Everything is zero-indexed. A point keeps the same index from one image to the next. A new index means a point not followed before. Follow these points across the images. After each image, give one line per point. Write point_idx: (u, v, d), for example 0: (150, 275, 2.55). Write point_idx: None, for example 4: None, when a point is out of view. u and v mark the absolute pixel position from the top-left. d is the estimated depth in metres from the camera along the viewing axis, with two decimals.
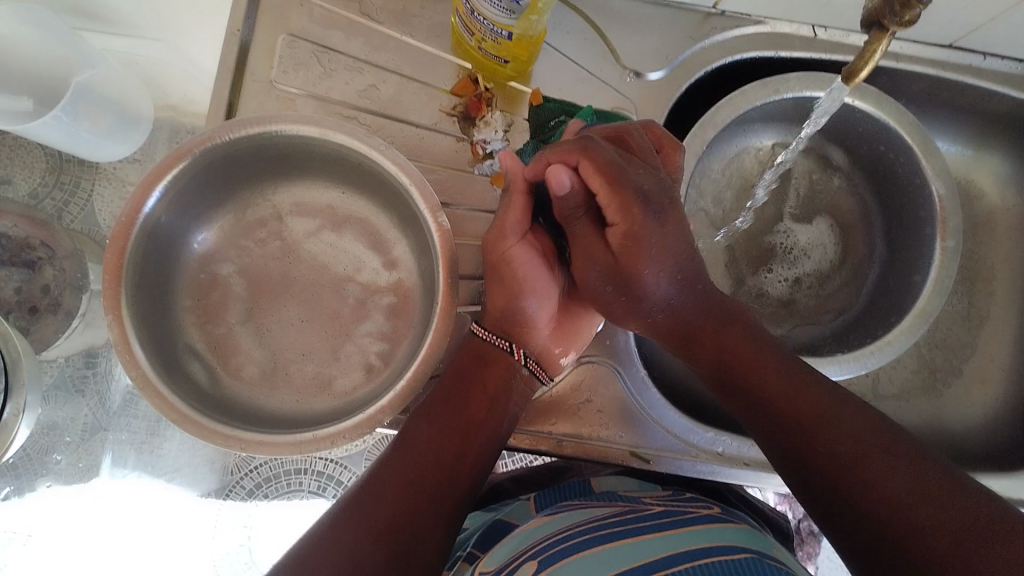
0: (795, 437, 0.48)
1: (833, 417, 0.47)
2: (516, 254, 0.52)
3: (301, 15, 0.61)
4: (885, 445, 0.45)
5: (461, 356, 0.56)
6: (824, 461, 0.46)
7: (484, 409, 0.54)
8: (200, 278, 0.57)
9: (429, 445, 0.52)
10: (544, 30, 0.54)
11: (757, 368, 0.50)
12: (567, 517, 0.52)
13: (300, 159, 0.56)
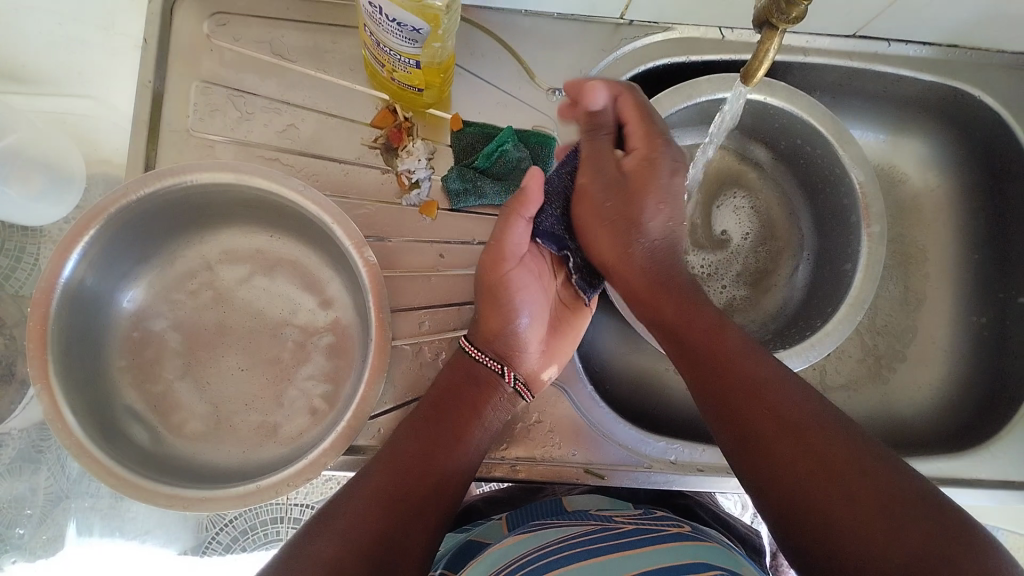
0: (732, 396, 0.47)
1: (777, 384, 0.47)
2: (514, 277, 0.55)
3: (213, 61, 0.61)
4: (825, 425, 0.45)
5: (446, 376, 0.56)
6: (765, 421, 0.46)
7: (469, 425, 0.54)
8: (133, 336, 0.56)
9: (418, 456, 0.52)
10: (451, 54, 0.55)
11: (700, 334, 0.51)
12: (539, 537, 0.52)
13: (223, 208, 0.56)
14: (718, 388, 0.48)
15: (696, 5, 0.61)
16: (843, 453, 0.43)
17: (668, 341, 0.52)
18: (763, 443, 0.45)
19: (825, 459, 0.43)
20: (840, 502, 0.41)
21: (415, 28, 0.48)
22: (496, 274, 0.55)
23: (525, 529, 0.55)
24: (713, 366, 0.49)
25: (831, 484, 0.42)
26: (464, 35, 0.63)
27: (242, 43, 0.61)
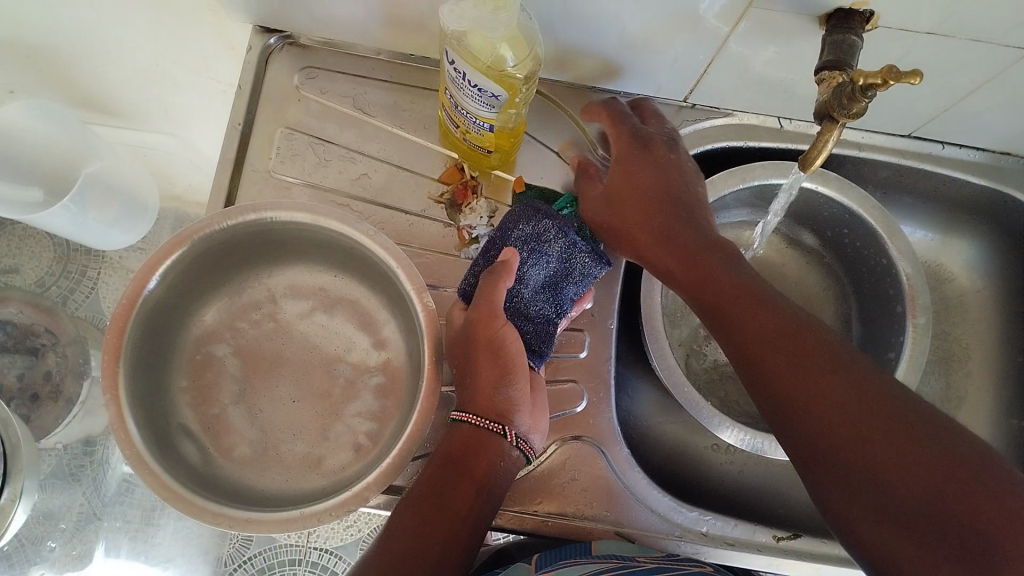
0: (758, 373, 0.48)
1: (769, 328, 0.48)
2: (505, 334, 0.55)
3: (298, 110, 0.65)
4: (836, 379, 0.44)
5: (454, 440, 0.54)
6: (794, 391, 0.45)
7: (472, 496, 0.52)
8: (197, 357, 0.59)
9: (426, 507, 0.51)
10: (523, 120, 0.58)
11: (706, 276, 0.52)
12: (569, 571, 0.53)
13: (296, 245, 0.59)
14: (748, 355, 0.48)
15: (757, 95, 0.64)
16: (882, 393, 0.43)
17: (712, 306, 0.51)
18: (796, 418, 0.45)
19: (887, 415, 0.42)
20: (903, 480, 0.40)
21: (492, 94, 0.51)
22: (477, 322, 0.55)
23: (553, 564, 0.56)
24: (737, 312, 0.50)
25: (886, 446, 0.41)
26: (536, 107, 0.67)
27: (327, 95, 0.65)
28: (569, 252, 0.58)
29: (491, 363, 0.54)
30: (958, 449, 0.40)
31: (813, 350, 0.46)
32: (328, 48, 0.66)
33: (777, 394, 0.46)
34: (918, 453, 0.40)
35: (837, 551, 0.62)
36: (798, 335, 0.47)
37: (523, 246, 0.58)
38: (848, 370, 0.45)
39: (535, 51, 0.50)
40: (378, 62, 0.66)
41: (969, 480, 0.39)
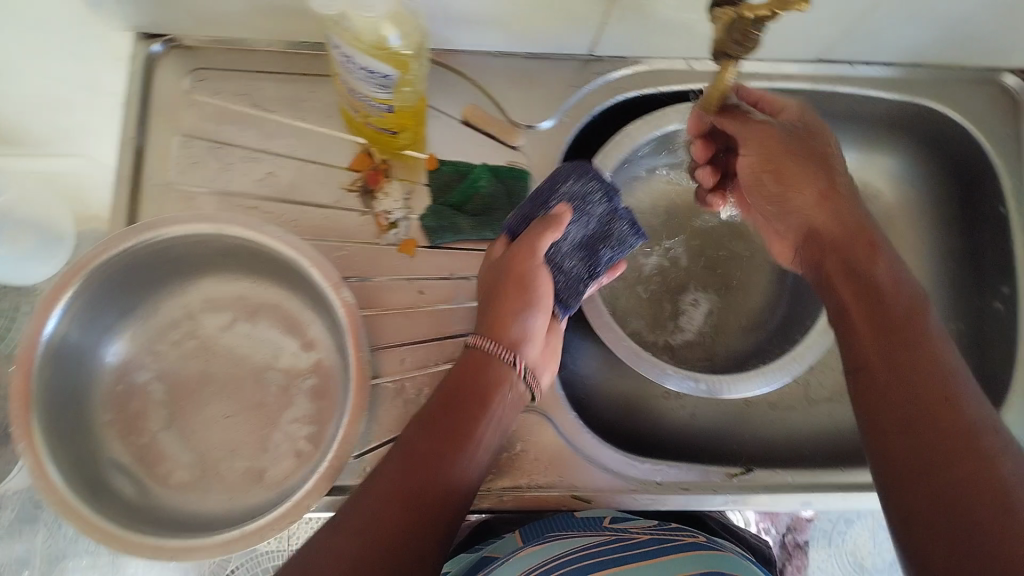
0: (862, 388, 0.49)
1: (906, 349, 0.48)
2: (537, 273, 0.54)
3: (193, 115, 0.62)
4: (924, 408, 0.46)
5: (450, 382, 0.53)
6: (891, 416, 0.47)
7: (464, 456, 0.50)
8: (118, 389, 0.57)
9: (415, 453, 0.49)
10: (422, 94, 0.55)
11: (883, 285, 0.52)
12: (552, 547, 0.52)
13: (205, 257, 0.57)
14: (858, 360, 0.50)
15: (659, 38, 0.62)
16: (947, 381, 0.47)
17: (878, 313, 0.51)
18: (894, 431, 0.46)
19: (940, 401, 0.46)
20: (943, 527, 0.42)
21: (383, 77, 0.48)
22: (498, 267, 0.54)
23: (537, 540, 0.55)
24: (891, 338, 0.49)
25: (903, 421, 0.46)
26: (439, 79, 0.64)
27: (222, 96, 0.62)
28: (609, 217, 0.57)
29: (519, 298, 0.54)
30: (986, 443, 0.43)
31: (924, 339, 0.49)
32: (216, 46, 0.62)
33: (874, 412, 0.48)
34: (950, 438, 0.44)
35: (789, 480, 0.64)
36: (893, 310, 0.50)
37: (569, 202, 0.56)
38: (930, 361, 0.48)
39: (416, 24, 0.48)
40: (269, 53, 0.63)
41: (981, 465, 0.42)
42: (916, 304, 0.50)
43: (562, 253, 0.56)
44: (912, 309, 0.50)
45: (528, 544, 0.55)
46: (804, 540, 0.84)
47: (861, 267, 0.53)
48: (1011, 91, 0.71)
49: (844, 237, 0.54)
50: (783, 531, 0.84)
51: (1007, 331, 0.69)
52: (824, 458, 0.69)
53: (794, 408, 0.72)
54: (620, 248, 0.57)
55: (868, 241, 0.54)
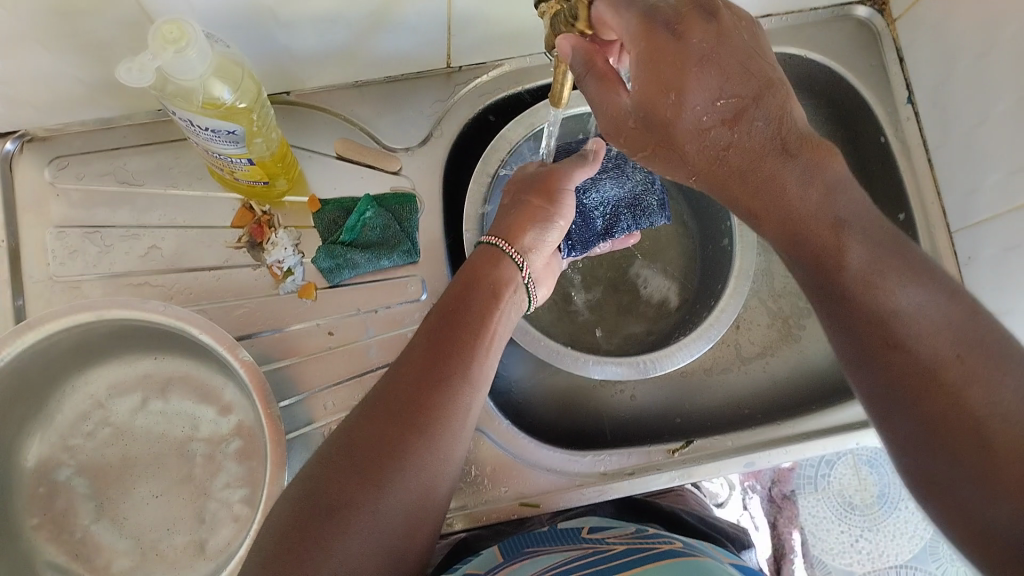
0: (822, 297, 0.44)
1: (880, 261, 0.42)
2: (564, 203, 0.60)
3: (62, 205, 0.61)
4: (897, 343, 0.40)
5: (431, 329, 0.50)
6: (867, 343, 0.41)
7: (451, 412, 0.47)
8: (40, 491, 0.56)
9: (395, 403, 0.46)
10: (276, 138, 0.55)
11: (797, 214, 0.42)
12: (530, 565, 0.52)
13: (99, 344, 0.56)
14: (826, 290, 0.43)
15: (509, 37, 0.63)
16: (931, 330, 0.39)
17: (797, 239, 0.43)
18: (867, 360, 0.42)
19: (924, 349, 0.39)
20: (948, 458, 0.38)
21: (229, 130, 0.48)
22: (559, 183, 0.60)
23: (518, 557, 0.55)
24: (832, 270, 0.42)
25: (902, 386, 0.40)
26: (306, 120, 0.64)
27: (86, 180, 0.62)
28: (643, 186, 0.66)
29: (540, 210, 0.59)
30: (949, 377, 0.38)
31: (869, 289, 0.41)
32: (72, 130, 0.61)
33: (862, 345, 0.42)
34: (933, 390, 0.38)
35: (729, 444, 0.64)
36: (852, 269, 0.42)
37: (613, 160, 0.66)
38: (887, 314, 0.40)
39: (245, 71, 0.49)
40: (129, 126, 0.62)
41: (951, 402, 0.38)
42: (826, 222, 0.42)
43: (591, 210, 0.65)
44: (830, 226, 0.42)
45: (505, 562, 0.55)
46: (791, 490, 0.96)
47: (770, 179, 0.42)
48: (865, 22, 0.72)
49: (753, 152, 0.41)
50: (767, 484, 0.96)
51: None
52: (760, 415, 0.71)
53: (728, 369, 0.72)
54: (637, 222, 0.66)
55: (773, 155, 0.41)
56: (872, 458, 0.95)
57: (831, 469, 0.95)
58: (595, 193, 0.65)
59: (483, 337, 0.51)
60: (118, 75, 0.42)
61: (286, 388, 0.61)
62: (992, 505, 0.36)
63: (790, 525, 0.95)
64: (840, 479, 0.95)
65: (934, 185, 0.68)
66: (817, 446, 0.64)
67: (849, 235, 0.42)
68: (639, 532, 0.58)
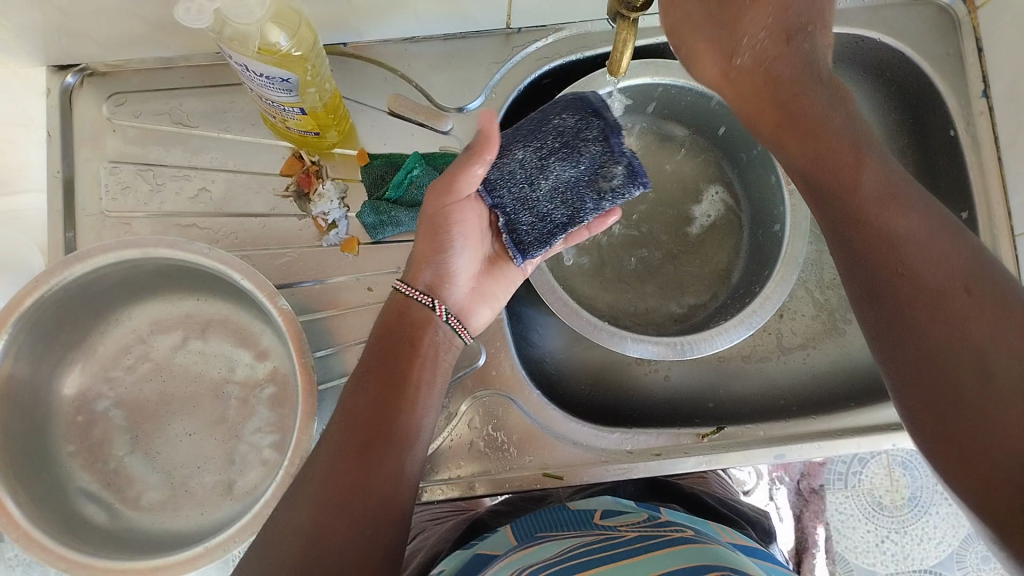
0: (890, 268, 0.43)
1: (901, 215, 0.44)
2: (461, 214, 0.52)
3: (117, 140, 0.62)
4: (932, 293, 0.41)
5: (356, 393, 0.49)
6: (879, 288, 0.44)
7: (399, 450, 0.47)
8: (79, 419, 0.58)
9: (348, 446, 0.46)
10: (332, 88, 0.55)
11: (824, 132, 0.48)
12: (540, 547, 0.52)
13: (143, 281, 0.57)
14: (859, 228, 0.45)
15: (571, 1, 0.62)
16: (940, 254, 0.42)
17: (850, 217, 0.46)
18: (883, 311, 0.43)
19: (929, 278, 0.42)
20: (997, 421, 0.37)
21: (284, 78, 0.48)
22: (440, 213, 0.52)
23: (531, 540, 0.55)
24: (859, 217, 0.45)
25: (934, 323, 0.41)
26: (361, 73, 0.64)
27: (142, 118, 0.62)
28: (604, 159, 0.53)
29: (438, 239, 0.53)
30: (944, 298, 0.41)
31: (881, 216, 0.44)
32: (131, 67, 0.62)
33: (901, 303, 0.42)
34: (944, 313, 0.40)
35: (759, 434, 0.63)
36: (868, 191, 0.45)
37: (556, 138, 0.52)
38: (895, 243, 0.43)
39: (303, 19, 0.49)
40: (186, 68, 0.63)
41: (936, 323, 0.41)
42: (852, 142, 0.47)
43: (540, 205, 0.55)
44: (853, 147, 0.47)
45: (520, 543, 0.55)
46: (821, 485, 0.94)
47: (799, 99, 0.49)
48: (946, 9, 0.68)
49: (793, 67, 0.50)
50: (797, 477, 0.93)
51: None
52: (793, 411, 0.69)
53: (767, 358, 0.71)
54: (616, 200, 0.54)
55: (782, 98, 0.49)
56: (906, 460, 0.93)
57: (862, 467, 0.94)
58: (552, 177, 0.53)
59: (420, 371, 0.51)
60: (177, 15, 0.42)
61: (322, 338, 0.61)
62: (989, 431, 0.37)
63: (816, 521, 0.93)
64: (871, 478, 0.94)
65: (1001, 186, 0.65)
66: (850, 445, 0.62)
67: (867, 166, 0.46)
68: (654, 519, 0.57)
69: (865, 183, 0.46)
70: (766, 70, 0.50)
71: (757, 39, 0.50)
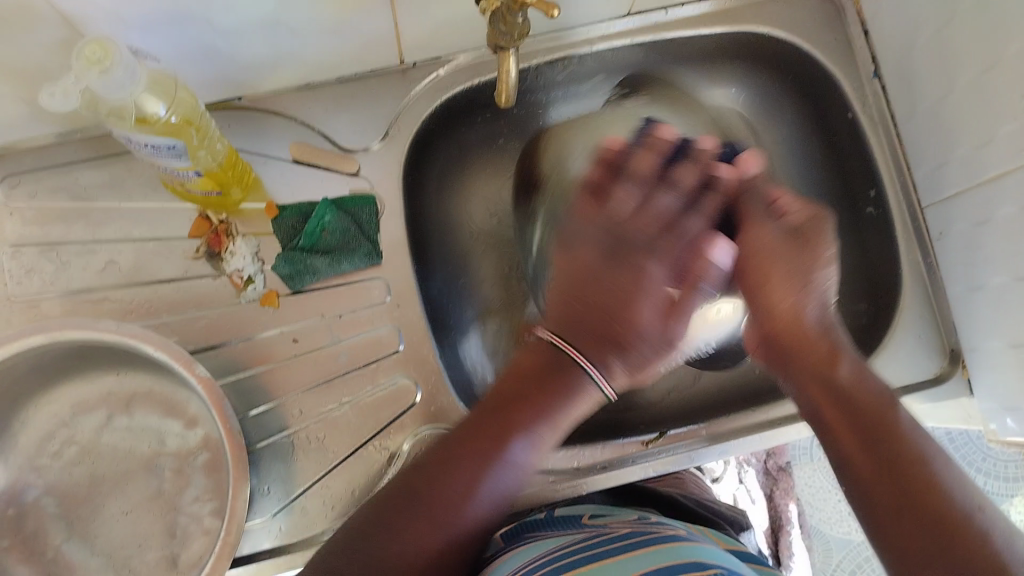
0: (883, 455, 0.47)
1: (900, 432, 0.48)
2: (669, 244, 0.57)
3: (15, 224, 0.60)
4: (908, 468, 0.46)
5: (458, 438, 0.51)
6: (880, 455, 0.47)
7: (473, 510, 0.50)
8: (9, 513, 0.56)
9: (408, 503, 0.49)
10: (221, 144, 0.54)
11: (856, 367, 0.51)
12: (534, 549, 0.52)
13: (58, 364, 0.56)
14: (859, 431, 0.48)
15: (461, 30, 0.62)
16: (917, 439, 0.48)
17: (855, 413, 0.49)
18: (881, 465, 0.47)
19: (918, 465, 0.46)
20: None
21: (170, 146, 0.47)
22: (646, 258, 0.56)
23: (520, 541, 0.55)
24: (864, 416, 0.49)
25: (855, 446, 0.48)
26: (261, 126, 0.63)
27: (39, 197, 0.61)
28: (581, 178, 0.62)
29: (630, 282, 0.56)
30: (938, 488, 0.45)
31: (886, 423, 0.48)
32: (21, 148, 0.61)
33: (885, 463, 0.47)
34: (946, 534, 0.43)
35: (700, 433, 0.63)
36: (865, 403, 0.49)
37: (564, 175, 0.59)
38: (885, 416, 0.49)
39: (179, 84, 0.49)
40: (79, 141, 0.61)
41: (919, 495, 0.45)
42: (880, 390, 0.50)
43: None
44: (858, 386, 0.50)
45: (511, 546, 0.55)
46: (787, 461, 0.96)
47: (830, 359, 0.52)
48: None
49: (820, 338, 0.53)
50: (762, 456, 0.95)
51: (886, 232, 0.68)
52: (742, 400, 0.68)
53: None
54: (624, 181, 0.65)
55: (829, 358, 0.52)
56: None
57: (824, 439, 0.96)
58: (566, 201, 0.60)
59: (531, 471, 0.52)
60: (42, 101, 0.43)
61: (254, 396, 0.60)
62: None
63: (786, 498, 0.94)
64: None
65: (906, 160, 0.67)
66: (790, 432, 0.63)
67: (868, 386, 0.50)
68: (645, 516, 0.58)
69: (885, 421, 0.48)
70: (799, 327, 0.54)
71: (811, 313, 0.54)
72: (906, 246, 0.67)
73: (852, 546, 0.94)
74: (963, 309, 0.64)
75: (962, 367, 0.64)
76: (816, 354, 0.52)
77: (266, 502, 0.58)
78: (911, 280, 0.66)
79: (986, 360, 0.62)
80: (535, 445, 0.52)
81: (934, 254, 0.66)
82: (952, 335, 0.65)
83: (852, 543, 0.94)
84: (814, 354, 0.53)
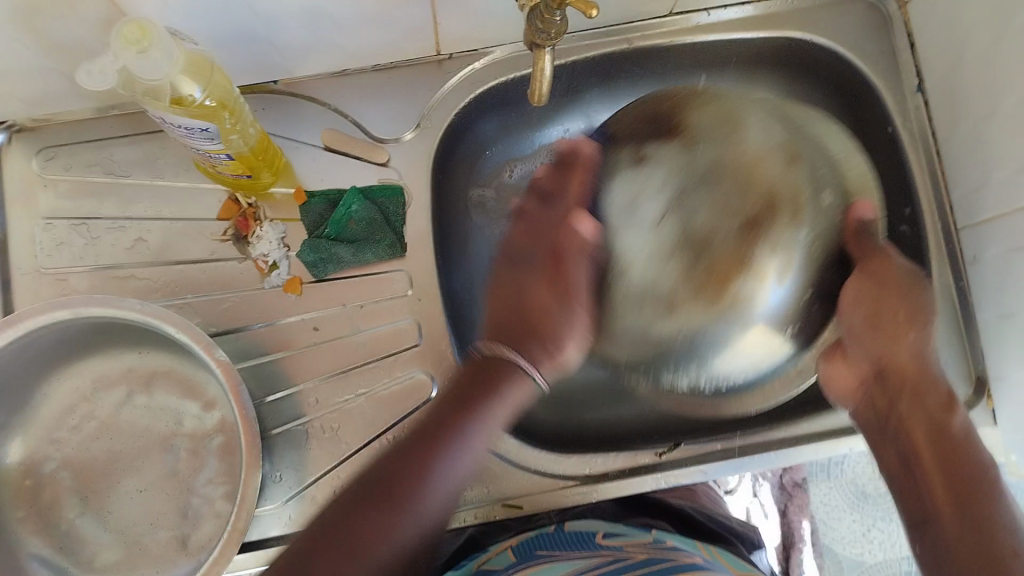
0: (972, 503, 0.47)
1: (989, 490, 0.47)
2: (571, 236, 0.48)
3: (48, 196, 0.61)
4: (989, 524, 0.46)
5: (432, 415, 0.48)
6: (966, 500, 0.47)
7: (439, 433, 0.47)
8: (27, 483, 0.57)
9: (377, 478, 0.45)
10: (254, 130, 0.54)
11: (960, 418, 0.51)
12: (551, 569, 0.52)
13: (81, 339, 0.56)
14: (950, 474, 0.48)
15: (498, 25, 0.61)
16: (1003, 499, 0.47)
17: (949, 455, 0.49)
18: (960, 509, 0.47)
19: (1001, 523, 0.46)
20: None
21: (203, 129, 0.47)
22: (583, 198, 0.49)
23: (531, 559, 0.55)
24: (957, 461, 0.48)
25: (948, 498, 0.47)
26: (294, 112, 0.63)
27: (73, 170, 0.61)
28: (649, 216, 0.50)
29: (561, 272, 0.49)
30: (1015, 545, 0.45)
31: (979, 477, 0.48)
32: (57, 120, 0.61)
33: (970, 509, 0.47)
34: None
35: (716, 447, 0.62)
36: (961, 452, 0.49)
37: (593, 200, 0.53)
38: (980, 470, 0.48)
39: (216, 67, 0.48)
40: (115, 117, 0.62)
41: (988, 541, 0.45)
42: (977, 444, 0.50)
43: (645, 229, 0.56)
44: (961, 434, 0.50)
45: (523, 563, 0.54)
46: (802, 478, 0.94)
47: (941, 403, 0.50)
48: (874, 6, 0.68)
49: (939, 386, 0.51)
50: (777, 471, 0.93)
51: (920, 255, 0.66)
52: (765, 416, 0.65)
53: None
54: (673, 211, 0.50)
55: (946, 403, 0.50)
56: None
57: (844, 458, 0.93)
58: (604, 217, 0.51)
59: (487, 429, 0.48)
60: (79, 79, 0.43)
61: (273, 382, 0.60)
62: None
63: (802, 515, 0.93)
64: (854, 467, 0.93)
65: (947, 180, 0.65)
66: (810, 451, 0.62)
67: (966, 438, 0.50)
68: (658, 542, 0.57)
69: (981, 476, 0.48)
70: (920, 363, 0.51)
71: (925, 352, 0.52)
72: (939, 272, 0.65)
73: (863, 568, 0.92)
74: (994, 337, 0.62)
75: (987, 396, 0.63)
76: (929, 395, 0.50)
77: (277, 490, 0.58)
78: (941, 303, 0.64)
79: (1015, 392, 0.61)
80: (478, 442, 0.48)
81: (967, 277, 0.64)
82: (979, 363, 0.64)
83: (864, 565, 0.92)
84: (918, 390, 0.51)
